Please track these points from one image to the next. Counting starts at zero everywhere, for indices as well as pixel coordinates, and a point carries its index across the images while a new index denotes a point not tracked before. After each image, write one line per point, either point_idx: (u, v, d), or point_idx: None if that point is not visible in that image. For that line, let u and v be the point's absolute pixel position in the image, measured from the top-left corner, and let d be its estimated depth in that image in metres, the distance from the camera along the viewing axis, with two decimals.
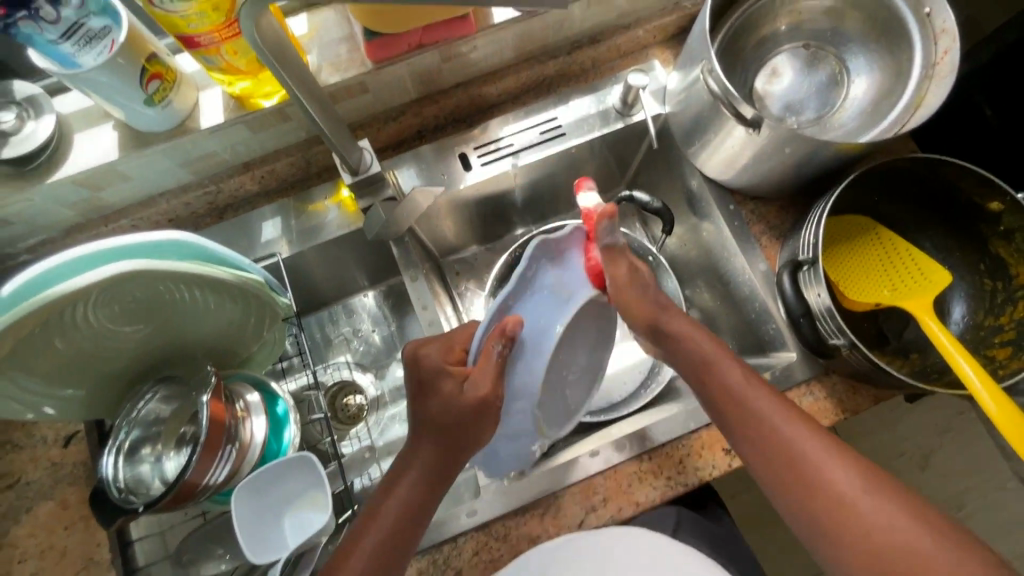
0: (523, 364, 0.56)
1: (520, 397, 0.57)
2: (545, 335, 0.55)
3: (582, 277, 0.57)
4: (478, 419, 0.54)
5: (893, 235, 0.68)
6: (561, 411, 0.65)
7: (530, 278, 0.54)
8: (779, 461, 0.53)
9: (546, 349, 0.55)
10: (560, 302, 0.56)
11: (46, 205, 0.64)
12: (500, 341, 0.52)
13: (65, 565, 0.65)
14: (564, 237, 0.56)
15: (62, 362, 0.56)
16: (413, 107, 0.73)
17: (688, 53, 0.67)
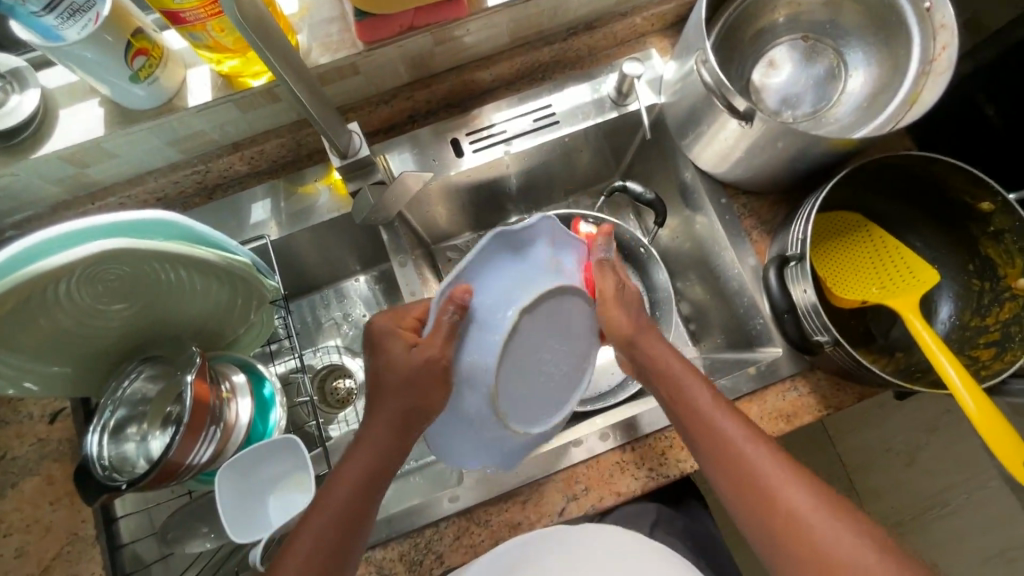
0: (473, 342, 0.56)
1: (470, 384, 0.57)
2: (498, 314, 0.56)
3: (540, 271, 0.59)
4: (425, 385, 0.55)
5: (884, 233, 0.68)
6: (538, 405, 0.63)
7: (487, 260, 0.56)
8: (753, 494, 0.54)
9: (500, 333, 0.56)
10: (519, 288, 0.57)
11: (31, 180, 0.63)
12: (448, 309, 0.54)
13: (51, 540, 0.65)
14: (528, 229, 0.58)
15: (44, 339, 0.56)
16: (406, 91, 0.72)
17: (685, 42, 0.66)
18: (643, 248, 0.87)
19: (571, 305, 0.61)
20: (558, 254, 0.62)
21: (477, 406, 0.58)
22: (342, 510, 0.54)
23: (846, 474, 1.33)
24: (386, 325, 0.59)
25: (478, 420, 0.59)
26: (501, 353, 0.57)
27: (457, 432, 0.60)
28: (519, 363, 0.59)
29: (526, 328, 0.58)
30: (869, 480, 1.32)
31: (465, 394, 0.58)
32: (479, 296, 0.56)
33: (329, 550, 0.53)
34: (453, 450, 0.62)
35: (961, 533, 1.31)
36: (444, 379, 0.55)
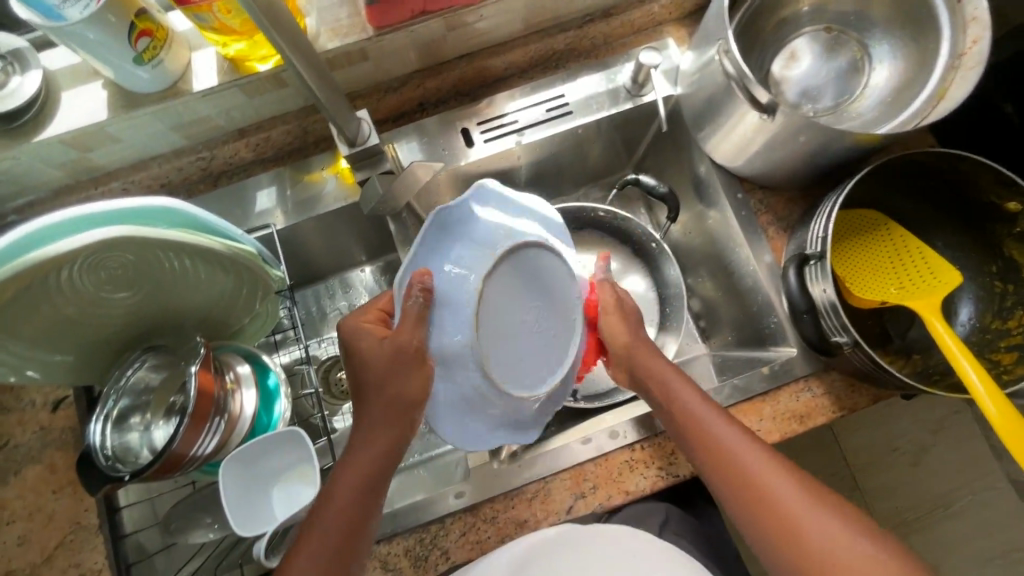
0: (444, 324, 0.55)
1: (455, 362, 0.56)
2: (460, 287, 0.55)
3: (494, 234, 0.58)
4: (402, 368, 0.55)
5: (904, 231, 0.66)
6: (536, 367, 0.59)
7: (434, 241, 0.57)
8: (755, 496, 0.54)
9: (467, 306, 0.55)
10: (472, 259, 0.56)
11: (33, 164, 0.62)
12: (412, 296, 0.54)
13: (53, 529, 0.65)
14: (465, 203, 0.58)
15: (47, 326, 0.55)
16: (416, 78, 0.70)
17: (705, 31, 0.64)
18: (655, 243, 0.85)
19: (537, 261, 0.58)
20: (510, 218, 0.60)
21: (471, 382, 0.56)
22: (347, 503, 0.53)
23: (850, 473, 1.32)
24: (353, 325, 0.58)
25: (478, 396, 0.57)
26: (475, 324, 0.55)
27: (465, 415, 0.58)
28: (500, 328, 0.56)
29: (493, 293, 0.56)
30: (873, 480, 1.31)
31: (455, 372, 0.56)
32: (440, 277, 0.56)
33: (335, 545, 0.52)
34: (466, 436, 0.59)
35: (966, 534, 1.30)
36: (425, 366, 0.55)
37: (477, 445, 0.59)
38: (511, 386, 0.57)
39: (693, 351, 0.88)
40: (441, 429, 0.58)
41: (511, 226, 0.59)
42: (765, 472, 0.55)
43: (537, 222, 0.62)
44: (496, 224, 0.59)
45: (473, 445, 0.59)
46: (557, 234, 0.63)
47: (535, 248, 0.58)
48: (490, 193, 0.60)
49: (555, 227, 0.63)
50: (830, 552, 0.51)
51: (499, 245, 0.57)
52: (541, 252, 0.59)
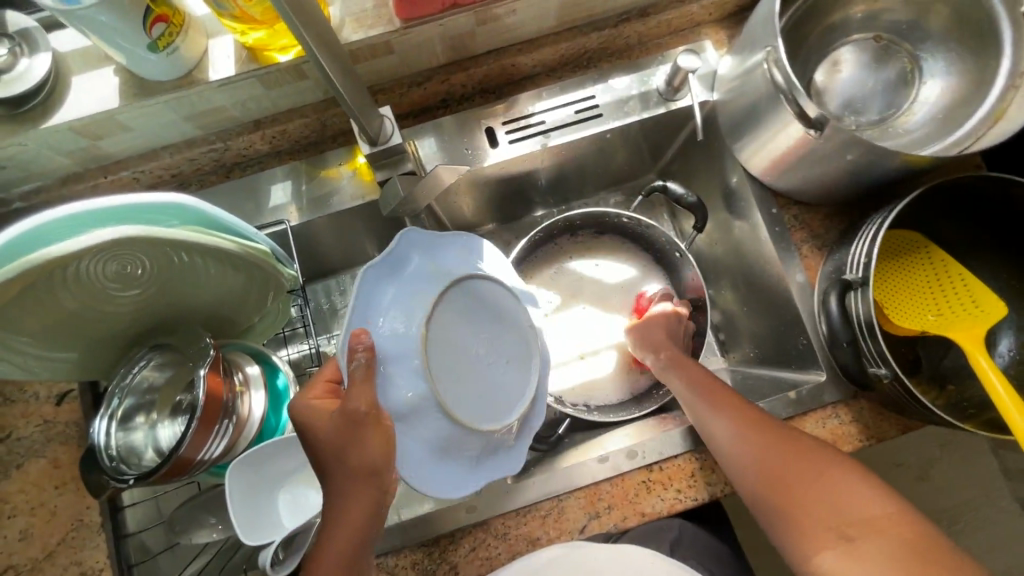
0: (394, 379, 0.53)
1: (420, 410, 0.54)
2: (403, 338, 0.54)
3: (426, 279, 0.58)
4: (356, 437, 0.49)
5: (946, 256, 0.63)
6: (499, 400, 0.58)
7: (369, 298, 0.56)
8: (770, 479, 0.58)
9: (414, 353, 0.54)
10: (405, 308, 0.56)
11: (40, 151, 0.59)
12: (355, 359, 0.51)
13: (55, 525, 0.63)
14: (394, 252, 0.58)
15: (49, 325, 0.53)
16: (441, 73, 0.67)
17: (750, 36, 0.61)
18: (678, 251, 0.81)
19: (474, 291, 0.58)
20: (441, 258, 0.60)
21: (436, 428, 0.54)
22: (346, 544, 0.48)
23: None
24: (301, 404, 0.53)
25: (448, 440, 0.55)
26: (426, 369, 0.53)
27: (440, 461, 0.55)
28: (452, 364, 0.55)
29: (438, 334, 0.55)
30: None
31: (418, 422, 0.54)
32: (381, 334, 0.55)
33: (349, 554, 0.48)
34: (443, 483, 0.56)
35: (972, 551, 1.28)
36: (380, 424, 0.50)
37: (460, 490, 0.56)
38: (477, 420, 0.55)
39: (711, 364, 0.85)
40: (416, 484, 0.54)
41: (440, 267, 0.59)
42: (776, 443, 0.59)
43: (467, 254, 0.62)
44: (428, 268, 0.59)
45: (456, 490, 0.56)
46: (494, 262, 0.63)
47: (468, 279, 0.58)
48: (417, 239, 0.60)
49: (492, 258, 0.64)
50: (846, 516, 0.54)
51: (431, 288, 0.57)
52: (476, 281, 0.58)
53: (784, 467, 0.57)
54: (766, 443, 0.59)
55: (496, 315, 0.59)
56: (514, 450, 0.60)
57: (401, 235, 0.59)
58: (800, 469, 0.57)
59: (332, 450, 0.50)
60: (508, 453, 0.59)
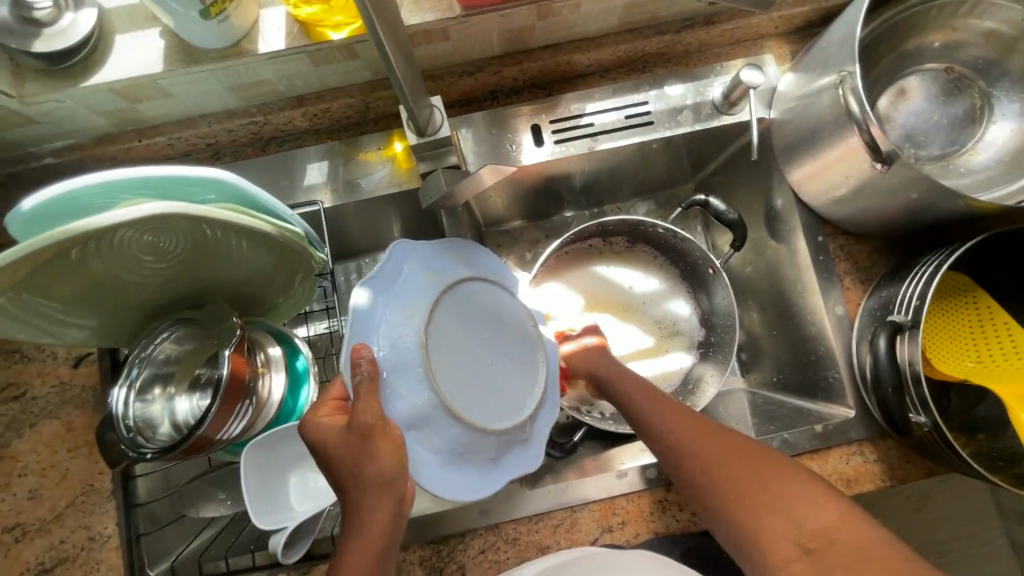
0: (400, 391, 0.52)
1: (429, 418, 0.53)
2: (403, 351, 0.53)
3: (420, 285, 0.57)
4: (365, 450, 0.47)
5: (993, 304, 0.62)
6: (505, 399, 0.57)
7: (365, 314, 0.54)
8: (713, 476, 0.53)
9: (416, 363, 0.53)
10: (403, 320, 0.54)
11: (78, 110, 0.57)
12: (359, 373, 0.50)
13: (65, 488, 0.63)
14: (387, 263, 0.57)
15: (78, 292, 0.51)
16: (494, 64, 0.65)
17: (822, 58, 0.58)
18: (712, 269, 0.78)
19: (467, 293, 0.58)
20: (434, 264, 0.59)
21: (451, 433, 0.53)
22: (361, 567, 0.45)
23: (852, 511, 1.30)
24: (309, 422, 0.50)
25: (465, 443, 0.54)
26: (429, 378, 0.53)
27: (457, 463, 0.54)
28: (455, 369, 0.55)
29: (436, 342, 0.54)
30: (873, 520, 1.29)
31: (431, 431, 0.53)
32: (379, 350, 0.53)
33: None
34: (462, 487, 0.55)
35: None
36: (389, 432, 0.48)
37: (483, 491, 0.55)
38: (489, 419, 0.55)
39: (731, 383, 0.82)
40: (435, 490, 0.53)
41: (435, 273, 0.58)
42: (723, 450, 0.54)
43: (461, 257, 0.61)
44: (422, 276, 0.57)
45: (477, 491, 0.55)
46: (489, 264, 0.63)
47: (461, 285, 0.58)
48: (413, 249, 0.59)
49: (488, 260, 0.63)
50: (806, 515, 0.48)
51: (426, 296, 0.56)
52: (468, 284, 0.59)
53: (733, 475, 0.52)
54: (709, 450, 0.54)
55: (491, 314, 0.59)
56: (533, 444, 0.59)
57: (393, 248, 0.58)
58: (750, 470, 0.52)
59: (345, 467, 0.47)
60: (525, 449, 0.59)
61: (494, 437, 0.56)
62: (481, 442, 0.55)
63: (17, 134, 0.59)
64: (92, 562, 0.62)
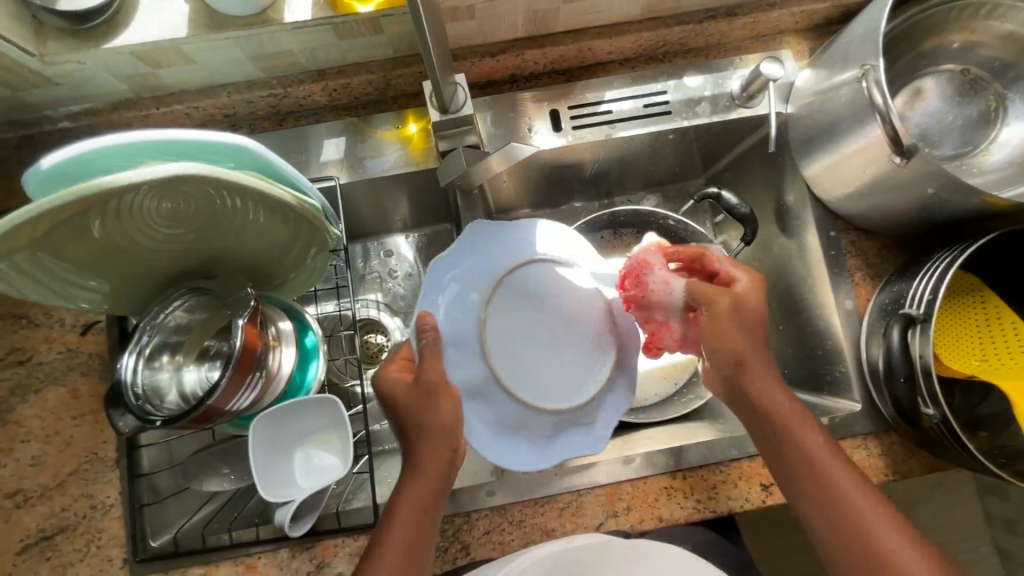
0: (458, 361, 0.59)
1: (484, 390, 0.59)
2: (465, 325, 0.60)
3: (487, 265, 0.63)
4: (427, 403, 0.51)
5: (1001, 303, 0.63)
6: (562, 379, 0.61)
7: (435, 289, 0.62)
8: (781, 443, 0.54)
9: (472, 337, 0.60)
10: (467, 298, 0.61)
11: (98, 73, 0.57)
12: (424, 338, 0.55)
13: (69, 455, 0.63)
14: (459, 246, 0.64)
15: (92, 254, 0.51)
16: (517, 47, 0.65)
17: (842, 53, 0.59)
18: None
19: (530, 275, 0.63)
20: (505, 247, 0.64)
21: (503, 406, 0.59)
22: (417, 504, 0.50)
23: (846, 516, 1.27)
24: (380, 374, 0.54)
25: (517, 419, 0.59)
26: (482, 353, 0.59)
27: (512, 436, 0.59)
28: (510, 347, 0.61)
29: (494, 320, 0.61)
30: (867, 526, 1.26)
31: (484, 401, 0.59)
32: (442, 321, 0.60)
33: (420, 513, 0.50)
34: (516, 458, 0.58)
35: None
36: (452, 393, 0.52)
37: (534, 466, 0.58)
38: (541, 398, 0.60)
39: None
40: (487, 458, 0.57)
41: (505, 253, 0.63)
42: (796, 424, 0.54)
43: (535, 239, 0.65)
44: (492, 255, 0.63)
45: (530, 465, 0.58)
46: (567, 244, 0.65)
47: (524, 268, 0.63)
48: (485, 230, 0.64)
49: (571, 240, 0.66)
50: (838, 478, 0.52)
51: (491, 275, 0.62)
52: (535, 266, 0.63)
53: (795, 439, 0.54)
54: (792, 457, 0.54)
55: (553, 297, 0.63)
56: (597, 429, 0.60)
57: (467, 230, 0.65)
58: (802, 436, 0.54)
59: (411, 415, 0.52)
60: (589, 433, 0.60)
61: (548, 414, 0.60)
62: (535, 418, 0.59)
63: (34, 95, 0.58)
64: (94, 530, 0.62)
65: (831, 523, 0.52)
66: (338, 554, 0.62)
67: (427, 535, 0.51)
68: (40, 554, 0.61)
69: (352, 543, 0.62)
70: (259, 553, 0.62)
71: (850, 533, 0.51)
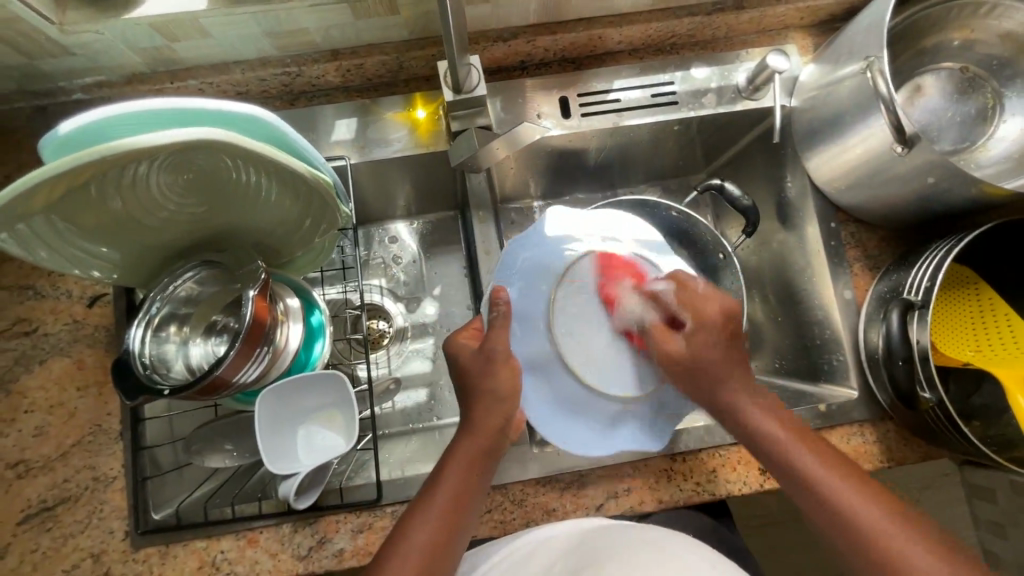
0: (527, 337, 0.62)
1: (551, 368, 0.61)
2: (533, 304, 0.63)
3: (558, 249, 0.65)
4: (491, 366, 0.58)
5: (994, 295, 0.65)
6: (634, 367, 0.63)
7: (507, 263, 0.64)
8: (757, 442, 0.57)
9: (541, 314, 0.62)
10: (539, 276, 0.64)
11: (114, 45, 0.58)
12: (496, 310, 0.61)
13: (73, 426, 0.63)
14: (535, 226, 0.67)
15: (102, 218, 0.51)
16: (529, 33, 0.67)
17: (843, 48, 0.61)
18: (722, 254, 0.74)
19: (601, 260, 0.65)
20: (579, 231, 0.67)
21: (566, 387, 0.61)
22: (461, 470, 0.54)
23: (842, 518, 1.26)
24: (451, 341, 0.61)
25: (580, 401, 0.61)
26: (549, 331, 0.62)
27: (574, 419, 0.61)
28: (580, 332, 0.62)
29: (563, 302, 0.63)
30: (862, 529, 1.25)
31: (549, 378, 0.61)
32: (516, 295, 0.63)
33: (464, 475, 0.54)
34: (574, 440, 0.61)
35: None
36: (512, 363, 0.58)
37: (590, 450, 0.61)
38: (606, 384, 0.61)
39: None
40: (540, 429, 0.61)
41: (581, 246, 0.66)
42: (760, 421, 0.57)
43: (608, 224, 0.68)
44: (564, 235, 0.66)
45: (585, 447, 0.61)
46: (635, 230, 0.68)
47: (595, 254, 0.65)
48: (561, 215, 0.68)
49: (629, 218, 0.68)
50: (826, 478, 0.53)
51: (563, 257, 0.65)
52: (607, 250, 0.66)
53: (768, 438, 0.56)
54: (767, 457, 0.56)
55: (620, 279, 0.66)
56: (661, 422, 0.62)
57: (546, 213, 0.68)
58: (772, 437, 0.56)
59: (473, 377, 0.58)
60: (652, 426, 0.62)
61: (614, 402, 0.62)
62: (601, 404, 0.62)
63: (51, 65, 0.60)
64: (95, 502, 0.62)
65: (809, 496, 0.53)
66: (340, 530, 0.62)
67: (473, 496, 0.53)
68: (41, 524, 0.61)
69: (354, 519, 0.62)
70: (261, 527, 0.62)
71: (827, 503, 0.52)
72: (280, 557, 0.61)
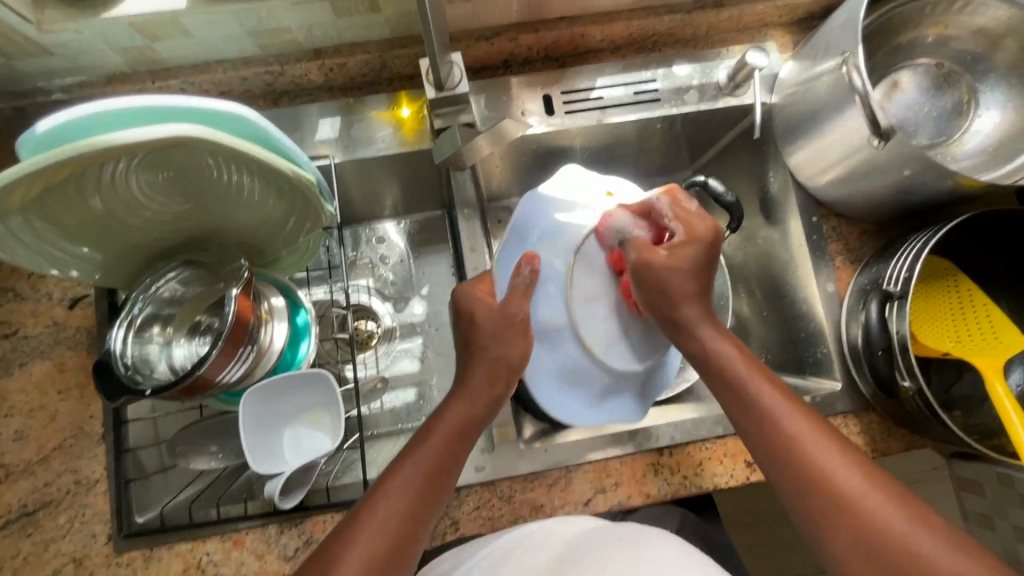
0: (546, 301, 0.63)
1: (561, 334, 0.63)
2: (552, 268, 0.64)
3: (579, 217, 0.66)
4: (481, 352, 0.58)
5: (973, 286, 0.66)
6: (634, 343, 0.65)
7: (522, 227, 0.65)
8: (712, 367, 0.57)
9: (561, 282, 0.63)
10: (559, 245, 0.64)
11: (94, 44, 0.58)
12: (521, 276, 0.60)
13: (55, 429, 0.62)
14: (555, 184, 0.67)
15: (82, 216, 0.50)
16: (511, 31, 0.67)
17: (820, 44, 0.62)
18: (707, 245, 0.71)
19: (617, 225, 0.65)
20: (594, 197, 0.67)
21: (570, 355, 0.64)
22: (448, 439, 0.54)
23: None
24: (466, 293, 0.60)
25: (580, 371, 0.64)
26: (567, 300, 0.63)
27: (570, 389, 0.64)
28: (594, 307, 0.64)
29: (580, 272, 0.64)
30: None
31: (555, 345, 0.63)
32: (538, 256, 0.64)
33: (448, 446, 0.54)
34: (570, 410, 0.64)
35: None
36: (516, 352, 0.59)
37: (582, 420, 0.64)
38: (608, 357, 0.64)
39: None
40: (542, 403, 0.64)
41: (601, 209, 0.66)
42: (717, 347, 0.57)
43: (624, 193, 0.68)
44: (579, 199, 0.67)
45: (574, 420, 0.64)
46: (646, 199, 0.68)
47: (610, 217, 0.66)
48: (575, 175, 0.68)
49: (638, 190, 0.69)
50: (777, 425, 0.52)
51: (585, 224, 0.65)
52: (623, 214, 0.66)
53: (725, 369, 0.56)
54: (727, 391, 0.55)
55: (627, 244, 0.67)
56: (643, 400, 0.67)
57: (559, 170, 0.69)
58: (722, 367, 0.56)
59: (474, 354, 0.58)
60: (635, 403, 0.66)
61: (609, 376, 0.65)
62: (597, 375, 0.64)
63: (29, 66, 0.59)
64: (78, 506, 0.61)
65: (758, 418, 0.53)
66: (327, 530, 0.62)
67: (455, 468, 0.54)
68: (22, 529, 0.60)
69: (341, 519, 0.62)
70: (247, 529, 0.61)
71: (773, 430, 0.52)
72: (267, 558, 0.61)
